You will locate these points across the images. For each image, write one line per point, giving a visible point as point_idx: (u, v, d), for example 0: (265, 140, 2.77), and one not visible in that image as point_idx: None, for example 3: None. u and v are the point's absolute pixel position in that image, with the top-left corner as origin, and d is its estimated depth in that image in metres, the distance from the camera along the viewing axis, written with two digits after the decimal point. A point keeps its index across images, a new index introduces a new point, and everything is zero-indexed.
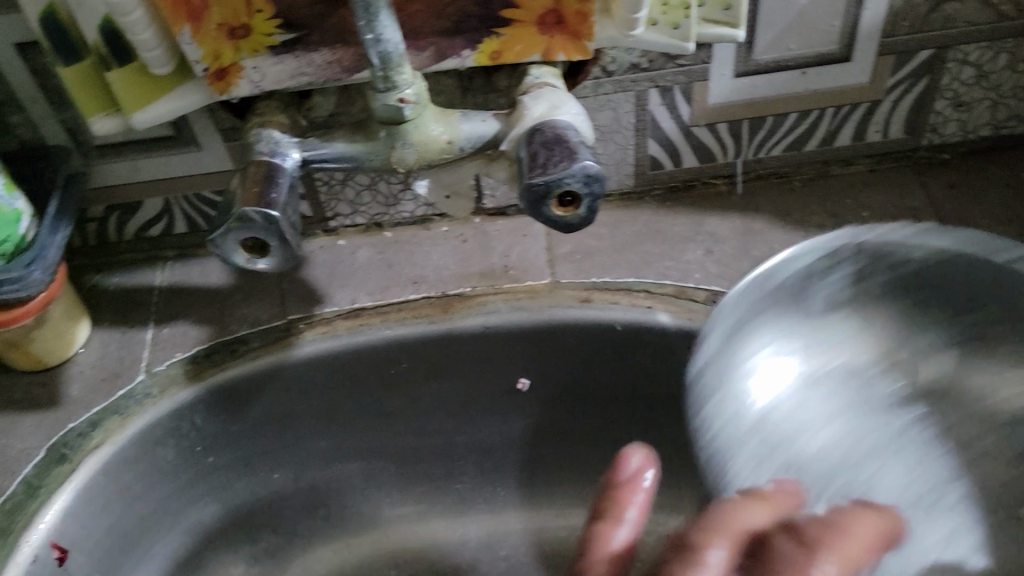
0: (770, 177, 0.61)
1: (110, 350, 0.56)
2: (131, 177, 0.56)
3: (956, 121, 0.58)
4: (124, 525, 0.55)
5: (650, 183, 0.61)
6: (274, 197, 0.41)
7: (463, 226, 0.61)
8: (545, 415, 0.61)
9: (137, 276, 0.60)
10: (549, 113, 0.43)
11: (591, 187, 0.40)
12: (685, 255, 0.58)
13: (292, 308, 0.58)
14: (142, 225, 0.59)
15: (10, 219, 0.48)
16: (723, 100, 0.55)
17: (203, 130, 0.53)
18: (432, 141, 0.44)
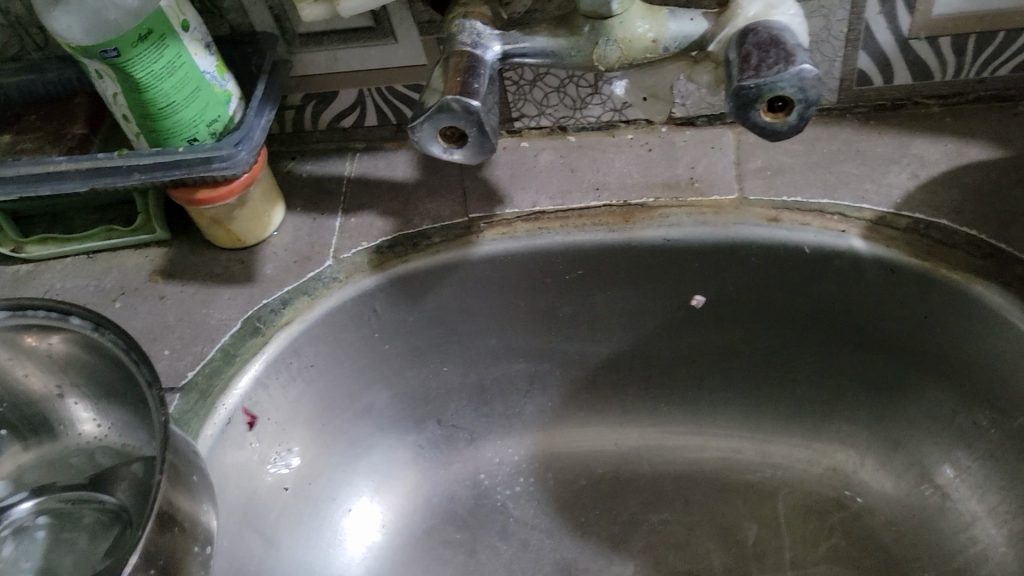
0: (990, 100, 0.56)
1: (302, 234, 0.59)
2: (329, 68, 0.57)
3: None
4: (306, 401, 0.58)
5: (854, 101, 0.57)
6: (476, 88, 0.41)
7: (649, 135, 0.60)
8: (719, 334, 0.60)
9: (328, 166, 0.62)
10: (764, 14, 0.41)
11: (806, 92, 0.38)
12: (886, 179, 0.54)
13: (474, 207, 0.58)
14: (336, 116, 0.61)
15: (221, 100, 0.51)
16: (950, 12, 0.51)
17: (401, 23, 0.54)
18: (637, 38, 0.42)
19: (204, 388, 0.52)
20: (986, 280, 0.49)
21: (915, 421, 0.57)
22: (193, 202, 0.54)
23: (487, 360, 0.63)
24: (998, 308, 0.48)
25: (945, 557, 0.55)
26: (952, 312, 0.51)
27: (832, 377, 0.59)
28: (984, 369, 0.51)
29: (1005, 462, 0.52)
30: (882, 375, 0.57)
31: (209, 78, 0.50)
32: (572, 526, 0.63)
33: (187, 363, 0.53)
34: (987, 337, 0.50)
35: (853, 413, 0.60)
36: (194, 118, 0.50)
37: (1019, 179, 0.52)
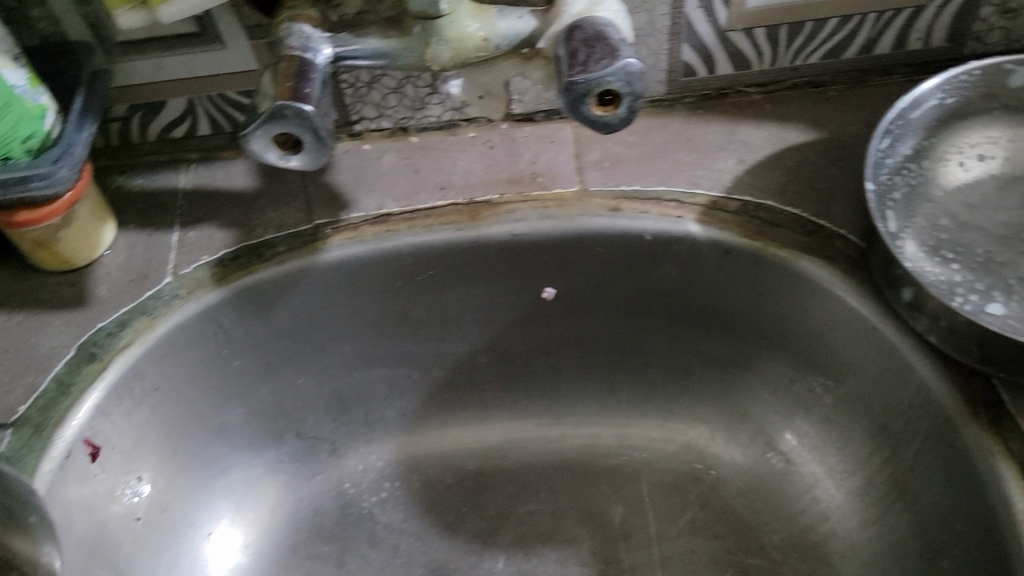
0: (804, 86, 0.59)
1: (136, 252, 0.56)
2: (155, 77, 0.55)
3: (1001, 30, 0.56)
4: (154, 426, 0.56)
5: (682, 91, 0.59)
6: (308, 92, 0.41)
7: (490, 132, 0.60)
8: (572, 324, 0.61)
9: (161, 179, 0.59)
10: (588, 10, 0.42)
11: (632, 86, 0.39)
12: (716, 165, 0.57)
13: (318, 213, 0.57)
14: (165, 126, 0.58)
15: (36, 115, 0.48)
16: (762, 4, 0.53)
17: (228, 27, 0.52)
18: (468, 38, 0.43)
19: (38, 422, 0.49)
20: (811, 255, 0.52)
21: (757, 393, 0.61)
22: (12, 225, 0.50)
23: (344, 368, 0.62)
24: (823, 281, 0.52)
25: (793, 517, 0.58)
26: (783, 288, 0.54)
27: (679, 358, 0.62)
28: (814, 339, 0.55)
29: (839, 423, 0.56)
30: (726, 352, 0.60)
31: (20, 92, 0.47)
32: (442, 526, 0.63)
33: (17, 397, 0.50)
34: (815, 308, 0.53)
35: (702, 391, 0.63)
36: (7, 134, 0.46)
37: (834, 159, 0.56)
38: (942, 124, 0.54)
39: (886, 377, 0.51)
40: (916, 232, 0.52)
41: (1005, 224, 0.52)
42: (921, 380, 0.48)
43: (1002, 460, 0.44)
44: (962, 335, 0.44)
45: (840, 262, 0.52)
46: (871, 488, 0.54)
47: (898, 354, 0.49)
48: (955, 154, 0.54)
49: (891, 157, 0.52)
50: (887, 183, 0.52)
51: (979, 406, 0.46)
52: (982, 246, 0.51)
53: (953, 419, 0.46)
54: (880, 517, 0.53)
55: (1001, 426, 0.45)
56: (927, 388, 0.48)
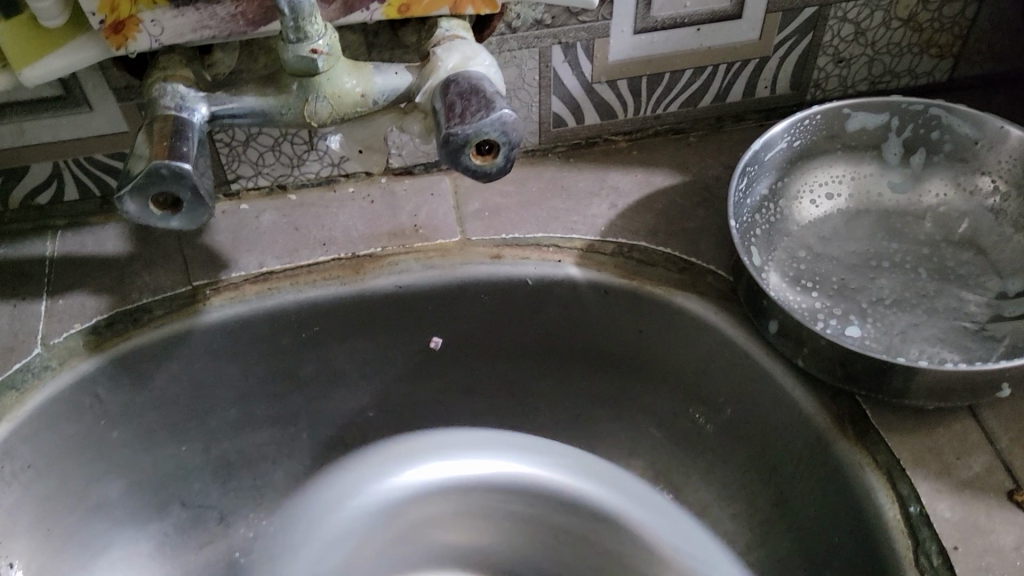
0: (666, 133, 0.63)
1: (1, 324, 0.53)
2: (17, 142, 0.53)
3: (836, 77, 0.62)
4: (26, 507, 0.53)
5: (554, 141, 0.62)
6: (185, 151, 0.40)
7: (369, 187, 0.61)
8: (460, 372, 0.62)
9: (25, 247, 0.57)
10: (462, 65, 0.44)
11: (508, 135, 0.41)
12: (590, 210, 0.59)
13: (197, 275, 0.56)
14: (29, 193, 0.56)
15: None
16: (623, 57, 0.57)
17: (95, 90, 0.51)
18: (347, 94, 0.43)
19: None
20: (684, 291, 0.55)
21: (643, 428, 0.63)
22: None
23: (228, 432, 0.60)
24: (697, 315, 0.55)
25: None
26: (660, 324, 0.56)
27: (567, 398, 0.63)
28: (693, 370, 0.57)
29: (721, 451, 0.59)
30: (611, 390, 0.62)
31: None
32: None
33: None
34: (692, 341, 0.56)
35: (591, 430, 0.64)
36: None
37: (699, 200, 0.60)
38: (793, 165, 0.58)
39: (762, 402, 0.53)
40: (778, 264, 0.55)
41: (856, 252, 0.56)
42: (794, 403, 0.51)
43: (871, 471, 0.47)
44: (826, 356, 0.47)
45: (711, 296, 0.55)
46: (755, 511, 0.56)
47: (771, 382, 0.52)
48: (806, 192, 0.58)
49: (750, 197, 0.55)
50: (750, 220, 0.55)
51: (847, 422, 0.49)
52: (837, 273, 0.55)
53: (824, 438, 0.49)
54: (765, 538, 0.55)
55: (867, 440, 0.48)
56: (799, 411, 0.51)
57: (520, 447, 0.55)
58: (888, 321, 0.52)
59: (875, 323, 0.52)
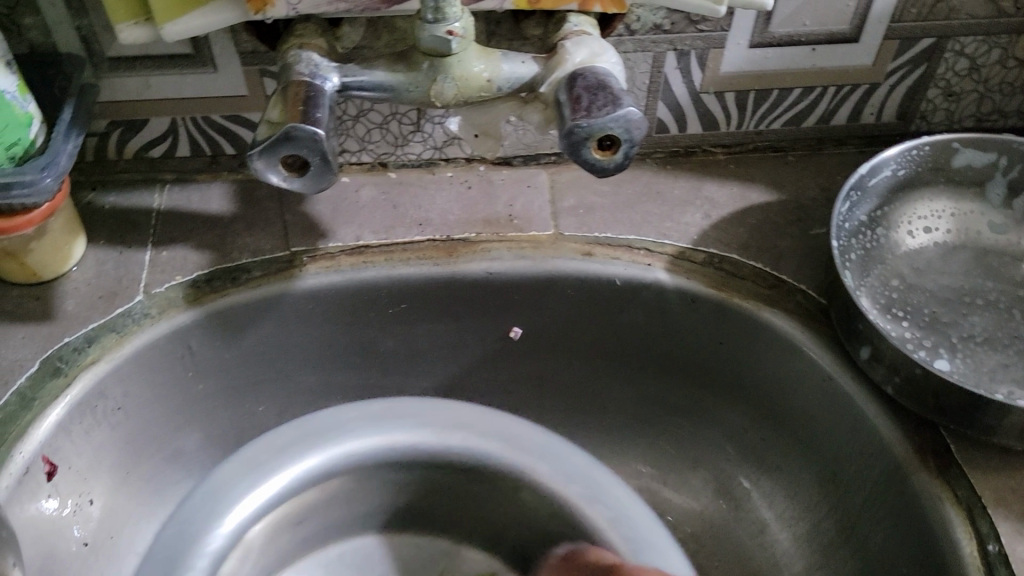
0: (765, 150, 0.63)
1: (107, 268, 0.55)
2: (141, 95, 0.55)
3: (943, 111, 0.61)
4: (110, 447, 0.54)
5: (653, 147, 0.62)
6: (317, 117, 0.41)
7: (468, 173, 0.62)
8: (535, 364, 0.62)
9: (134, 197, 0.59)
10: (590, 60, 0.44)
11: (630, 133, 0.42)
12: (683, 218, 0.60)
13: (295, 241, 0.57)
14: (144, 145, 0.58)
15: (23, 123, 0.47)
16: (735, 70, 0.57)
17: (223, 52, 0.53)
18: (474, 78, 0.44)
19: None
20: (772, 307, 0.55)
21: (710, 439, 0.63)
22: None
23: (304, 398, 0.62)
24: (783, 333, 0.55)
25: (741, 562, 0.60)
26: (744, 337, 0.57)
27: (638, 401, 0.63)
28: (771, 387, 0.57)
29: (789, 471, 0.59)
30: (682, 398, 0.62)
31: (11, 99, 0.46)
32: None
33: None
34: (775, 358, 0.56)
35: (657, 436, 0.65)
36: None
37: (793, 219, 0.60)
38: (893, 193, 0.58)
39: (840, 426, 0.53)
40: (870, 290, 0.55)
41: (950, 287, 0.55)
42: (875, 430, 0.51)
43: (951, 506, 0.47)
44: (918, 385, 0.47)
45: (799, 315, 0.55)
46: (818, 534, 0.56)
47: (852, 406, 0.52)
48: (904, 222, 0.58)
49: (850, 220, 0.55)
50: (846, 244, 0.55)
51: (929, 455, 0.49)
52: (929, 306, 0.55)
53: (904, 467, 0.49)
54: (826, 562, 0.55)
55: (948, 475, 0.48)
56: (880, 439, 0.50)
57: (387, 409, 0.51)
58: (979, 359, 0.52)
59: (965, 359, 0.52)
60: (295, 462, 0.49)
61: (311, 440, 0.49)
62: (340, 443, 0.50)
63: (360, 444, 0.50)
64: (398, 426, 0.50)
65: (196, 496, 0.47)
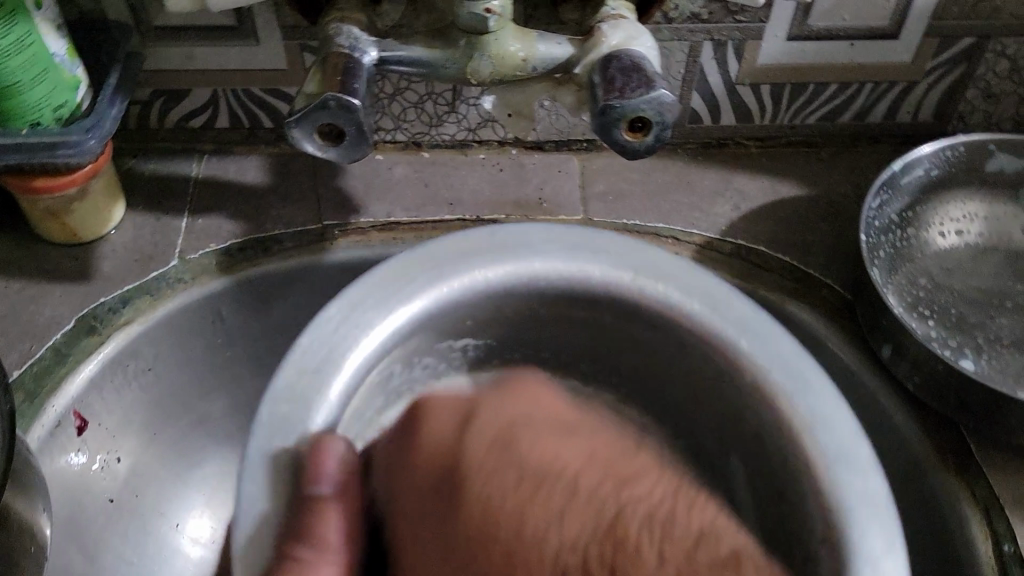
0: (799, 144, 0.63)
1: (144, 233, 0.57)
2: (184, 65, 0.56)
3: (982, 112, 0.61)
4: (140, 406, 0.55)
5: (686, 137, 0.62)
6: (355, 88, 0.42)
7: (500, 156, 0.63)
8: None
9: (174, 165, 0.60)
10: (625, 43, 0.45)
11: (663, 116, 0.42)
12: (713, 209, 0.60)
13: (328, 214, 0.58)
14: (185, 115, 0.59)
15: (70, 85, 0.49)
16: (772, 62, 0.57)
17: (265, 25, 0.54)
18: (510, 56, 0.45)
19: (31, 389, 0.49)
20: (798, 301, 0.55)
21: None
22: (27, 190, 0.51)
23: None
24: (808, 326, 0.55)
25: None
26: None
27: None
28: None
29: None
30: None
31: (58, 61, 0.48)
32: None
33: (13, 362, 0.50)
34: None
35: None
36: (40, 101, 0.47)
37: (823, 214, 0.59)
38: (927, 193, 0.57)
39: (860, 420, 0.53)
40: (897, 287, 0.55)
41: (979, 288, 0.55)
42: (895, 426, 0.51)
43: (969, 506, 0.46)
44: (942, 383, 0.47)
45: (825, 310, 0.55)
46: None
47: (873, 401, 0.52)
48: (935, 222, 0.58)
49: (880, 216, 0.55)
50: (876, 240, 0.55)
51: (949, 453, 0.49)
52: (957, 306, 0.54)
53: (923, 465, 0.49)
54: None
55: (968, 474, 0.48)
56: (900, 436, 0.50)
57: (589, 242, 0.45)
58: (1004, 361, 0.51)
59: (990, 361, 0.51)
60: (440, 292, 0.43)
61: (427, 285, 0.43)
62: (471, 271, 0.43)
63: (546, 276, 0.44)
64: (534, 253, 0.44)
65: (315, 332, 0.40)
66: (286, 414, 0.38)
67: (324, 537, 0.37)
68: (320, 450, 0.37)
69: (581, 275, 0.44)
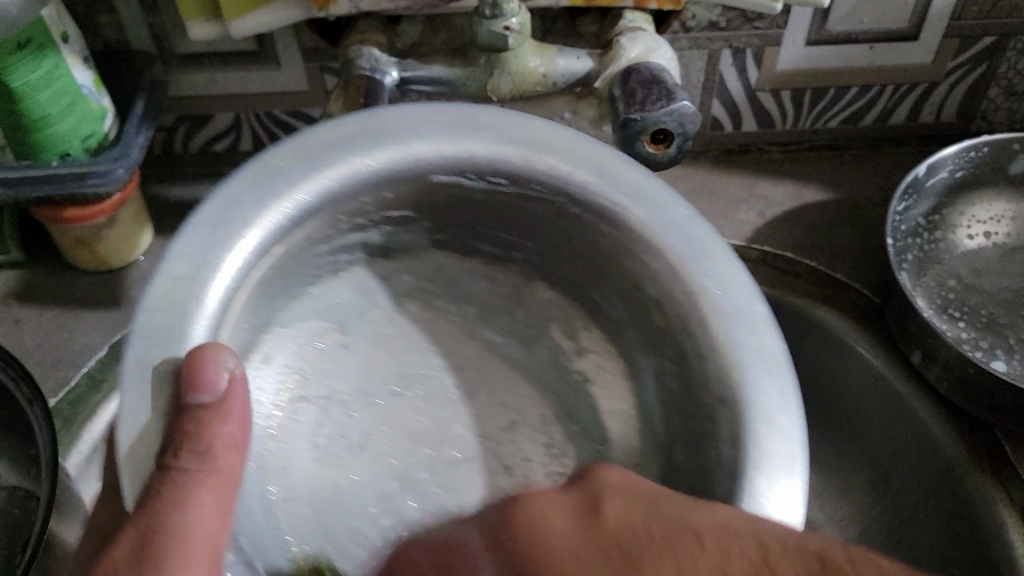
0: (822, 148, 0.62)
1: None
2: (207, 90, 0.57)
3: (1005, 110, 0.60)
4: None
5: (707, 144, 0.62)
6: (378, 109, 0.43)
7: None
8: None
9: (198, 189, 0.61)
10: (644, 56, 0.45)
11: (685, 127, 0.42)
12: (738, 216, 0.59)
13: None
14: (209, 139, 0.60)
15: (97, 116, 0.50)
16: (791, 67, 0.57)
17: (286, 49, 0.54)
18: (529, 73, 0.45)
19: (67, 416, 0.50)
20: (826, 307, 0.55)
21: None
22: (57, 220, 0.52)
23: None
24: None
25: None
26: None
27: None
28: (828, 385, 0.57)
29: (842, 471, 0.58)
30: None
31: (85, 93, 0.49)
32: None
33: (49, 390, 0.51)
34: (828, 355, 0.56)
35: None
36: (69, 132, 0.48)
37: (849, 217, 0.59)
38: (952, 194, 0.57)
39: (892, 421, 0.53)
40: (926, 290, 0.55)
41: (1009, 288, 0.54)
42: (928, 429, 0.50)
43: (1005, 508, 0.46)
44: (974, 385, 0.46)
45: (854, 314, 0.55)
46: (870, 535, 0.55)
47: (904, 403, 0.52)
48: (961, 222, 0.57)
49: (905, 220, 0.55)
50: (902, 244, 0.55)
51: (983, 455, 0.48)
52: (987, 307, 0.54)
53: (958, 468, 0.48)
54: None
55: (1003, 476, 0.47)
56: (933, 439, 0.50)
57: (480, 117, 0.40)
58: None
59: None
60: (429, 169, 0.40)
61: (385, 142, 0.39)
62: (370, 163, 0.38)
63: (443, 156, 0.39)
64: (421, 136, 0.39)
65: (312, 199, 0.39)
66: (165, 324, 0.33)
67: (213, 456, 0.33)
68: (196, 356, 0.32)
69: (575, 180, 0.39)
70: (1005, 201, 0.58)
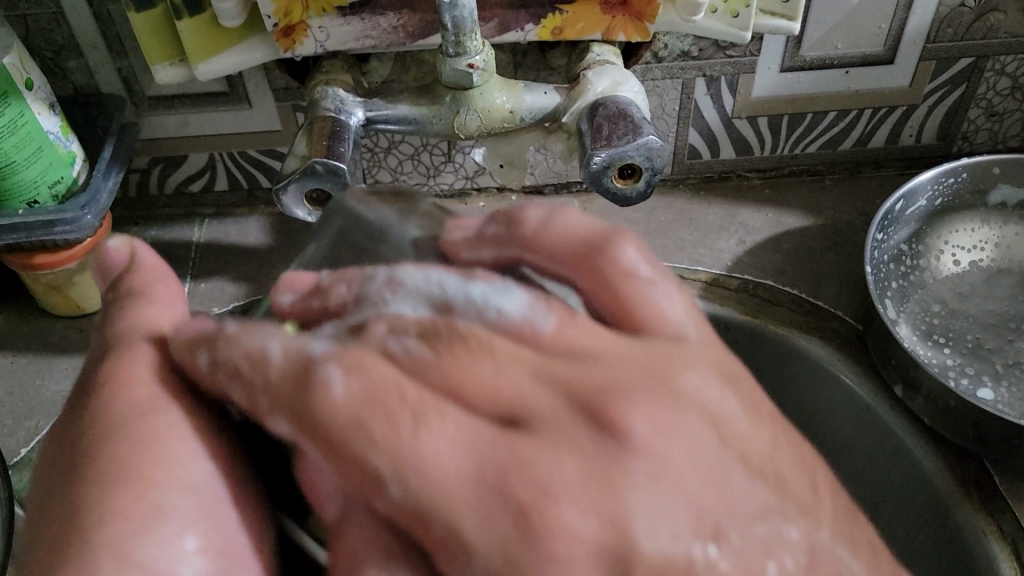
0: (803, 173, 0.62)
1: None
2: (180, 132, 0.56)
3: (987, 131, 0.60)
4: None
5: (687, 172, 0.61)
6: (342, 152, 0.42)
7: (500, 202, 0.61)
8: None
9: (174, 231, 0.60)
10: (611, 90, 0.45)
11: (652, 162, 0.42)
12: (718, 244, 0.58)
13: None
14: (184, 181, 0.60)
15: (65, 161, 0.49)
16: (767, 94, 0.56)
17: (256, 89, 0.54)
18: (496, 109, 0.45)
19: (39, 465, 0.49)
20: (809, 335, 0.54)
21: None
22: (28, 267, 0.52)
23: None
24: (823, 359, 0.53)
25: None
26: (777, 363, 0.55)
27: None
28: (834, 437, 0.54)
29: None
30: None
31: (52, 138, 0.48)
32: None
33: (21, 440, 0.50)
34: (811, 387, 0.54)
35: None
36: (36, 179, 0.48)
37: (831, 243, 0.58)
38: (933, 221, 0.56)
39: (882, 455, 0.51)
40: (910, 317, 0.54)
41: (994, 312, 0.53)
42: (916, 461, 0.49)
43: (995, 541, 0.45)
44: (958, 416, 0.46)
45: (837, 343, 0.53)
46: None
47: (889, 436, 0.50)
48: (945, 247, 0.57)
49: (884, 249, 0.54)
50: (883, 272, 0.55)
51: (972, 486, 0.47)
52: (973, 332, 0.53)
53: (944, 501, 0.47)
54: None
55: (992, 507, 0.46)
56: (919, 473, 0.48)
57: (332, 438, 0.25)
58: None
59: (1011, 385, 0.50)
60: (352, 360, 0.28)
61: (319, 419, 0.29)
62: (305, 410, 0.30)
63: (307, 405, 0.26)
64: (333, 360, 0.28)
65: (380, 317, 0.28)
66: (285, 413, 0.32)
67: None
68: None
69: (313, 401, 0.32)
70: (987, 221, 0.57)
